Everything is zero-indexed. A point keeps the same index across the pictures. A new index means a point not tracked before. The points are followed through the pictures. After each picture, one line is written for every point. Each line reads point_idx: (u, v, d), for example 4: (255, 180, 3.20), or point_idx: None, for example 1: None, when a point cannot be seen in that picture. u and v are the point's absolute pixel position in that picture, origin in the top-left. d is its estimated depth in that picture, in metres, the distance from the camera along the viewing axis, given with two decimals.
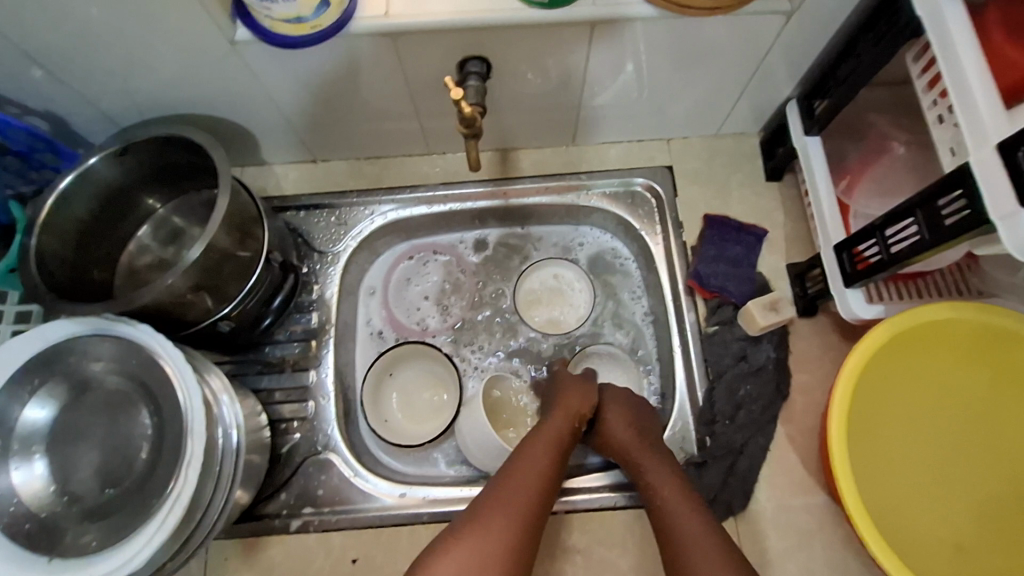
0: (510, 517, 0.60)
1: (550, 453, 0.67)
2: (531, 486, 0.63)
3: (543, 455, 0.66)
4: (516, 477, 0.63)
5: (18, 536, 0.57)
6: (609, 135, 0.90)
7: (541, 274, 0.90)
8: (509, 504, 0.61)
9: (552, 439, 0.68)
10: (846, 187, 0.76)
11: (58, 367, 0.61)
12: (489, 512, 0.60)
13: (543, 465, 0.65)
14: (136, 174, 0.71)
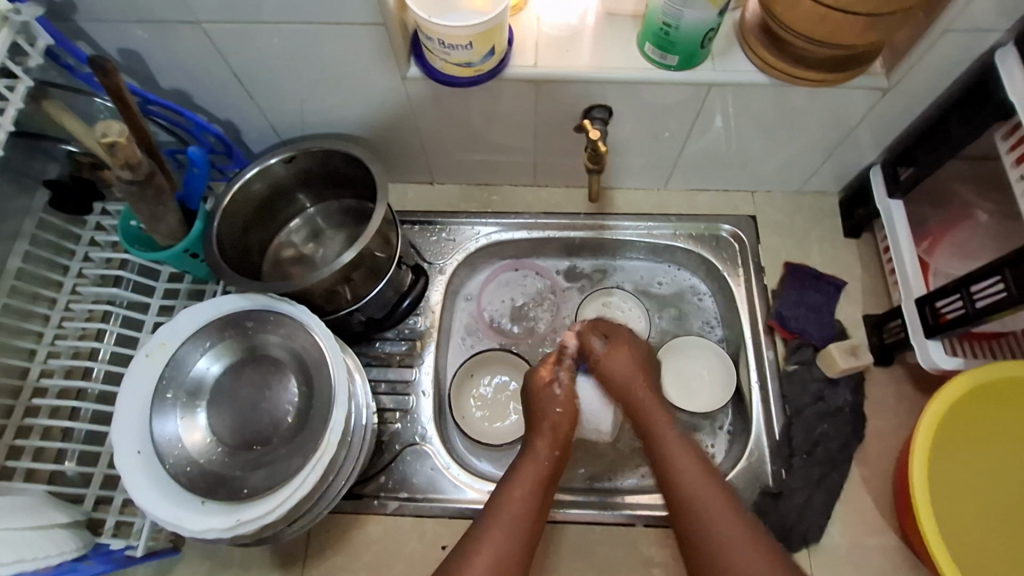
0: (513, 545, 0.62)
1: (542, 479, 0.68)
2: (529, 510, 0.65)
3: (535, 480, 0.68)
4: (512, 505, 0.65)
5: (181, 477, 0.65)
6: (698, 183, 0.99)
7: (594, 302, 0.96)
8: (510, 529, 0.63)
9: (541, 467, 0.69)
10: (927, 248, 0.82)
11: (226, 335, 0.71)
12: (490, 537, 0.62)
13: (536, 488, 0.67)
14: (297, 176, 0.83)
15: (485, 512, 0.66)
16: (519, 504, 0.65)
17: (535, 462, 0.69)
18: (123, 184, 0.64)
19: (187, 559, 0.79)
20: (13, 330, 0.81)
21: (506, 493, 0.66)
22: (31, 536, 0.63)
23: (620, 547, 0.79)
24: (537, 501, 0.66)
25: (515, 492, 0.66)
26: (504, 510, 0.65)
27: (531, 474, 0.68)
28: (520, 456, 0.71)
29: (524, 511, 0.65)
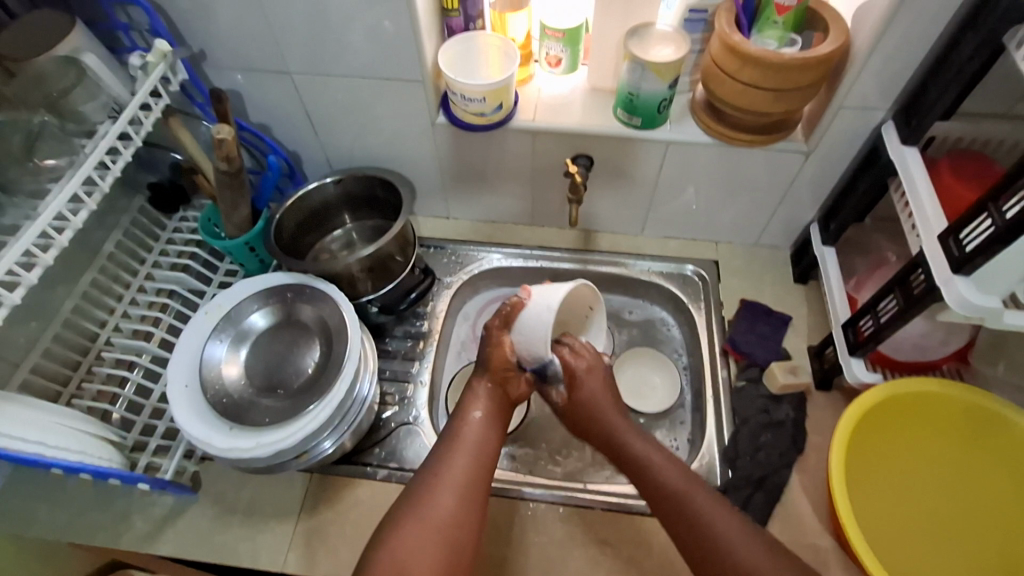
0: (469, 466, 0.70)
1: (494, 410, 0.79)
2: (483, 439, 0.74)
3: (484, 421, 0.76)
4: (467, 434, 0.74)
5: (217, 405, 0.80)
6: (669, 231, 1.17)
7: None
8: (467, 454, 0.72)
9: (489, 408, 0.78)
10: (855, 286, 0.97)
11: (273, 301, 0.89)
12: (451, 464, 0.70)
13: (489, 420, 0.77)
14: (343, 197, 1.05)
15: (440, 445, 0.73)
16: (470, 438, 0.74)
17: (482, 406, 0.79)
18: (220, 174, 0.85)
19: (200, 502, 0.91)
20: (95, 300, 1.00)
21: (462, 429, 0.75)
22: (89, 440, 0.79)
23: (577, 526, 0.88)
24: (489, 435, 0.75)
25: (467, 429, 0.75)
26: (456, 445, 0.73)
27: (485, 409, 0.79)
28: (464, 395, 0.81)
29: (477, 441, 0.74)
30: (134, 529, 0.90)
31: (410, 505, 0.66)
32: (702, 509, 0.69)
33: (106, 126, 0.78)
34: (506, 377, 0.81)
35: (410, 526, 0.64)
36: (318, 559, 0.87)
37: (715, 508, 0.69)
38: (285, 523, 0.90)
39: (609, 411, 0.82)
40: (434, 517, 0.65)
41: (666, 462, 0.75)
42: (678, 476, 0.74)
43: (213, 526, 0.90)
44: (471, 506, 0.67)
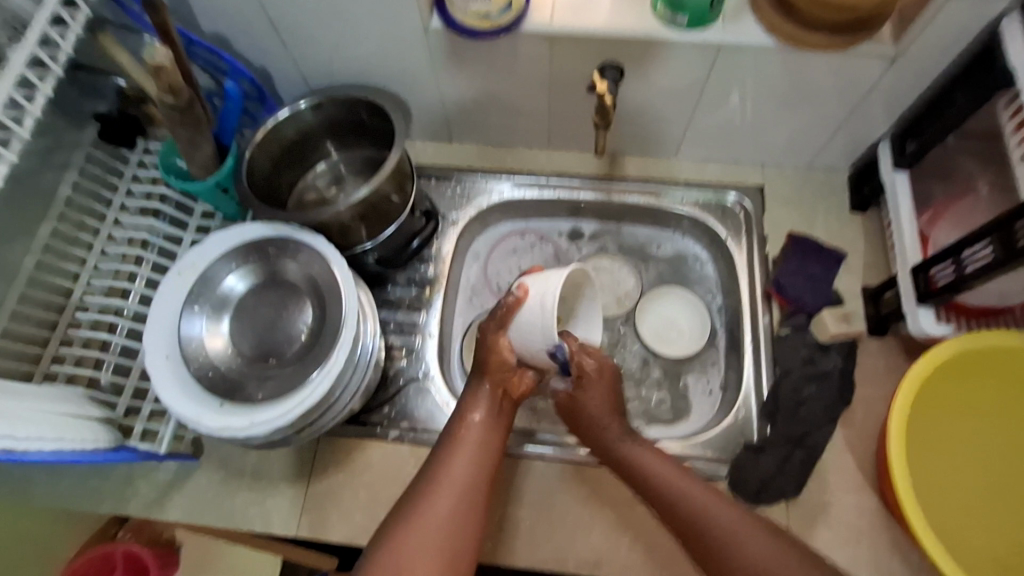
0: (471, 472, 0.68)
1: (497, 411, 0.74)
2: (485, 443, 0.70)
3: (483, 421, 0.72)
4: (467, 437, 0.71)
5: (202, 379, 0.72)
6: (707, 153, 1.00)
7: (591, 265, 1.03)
8: (469, 459, 0.68)
9: (490, 406, 0.74)
10: (928, 221, 0.84)
11: (252, 257, 0.77)
12: (449, 470, 0.67)
13: (491, 421, 0.73)
14: (325, 123, 0.89)
15: (440, 447, 0.70)
16: (472, 439, 0.70)
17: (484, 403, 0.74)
18: (166, 110, 0.70)
19: (203, 468, 0.87)
20: (61, 254, 0.89)
21: (461, 428, 0.71)
22: (70, 422, 0.71)
23: (603, 486, 0.83)
24: (490, 433, 0.72)
25: (468, 429, 0.71)
26: (456, 446, 0.70)
27: (487, 411, 0.73)
28: (464, 395, 0.76)
29: (478, 441, 0.70)
30: (140, 494, 0.86)
31: (406, 513, 0.63)
32: (696, 500, 0.67)
33: (11, 50, 0.62)
34: (506, 377, 0.75)
35: (407, 533, 0.62)
36: (333, 523, 0.83)
37: (719, 506, 0.65)
38: (294, 487, 0.85)
39: (597, 409, 0.77)
40: (431, 524, 0.62)
41: (663, 464, 0.71)
42: (668, 470, 0.70)
43: (221, 490, 0.86)
44: (470, 515, 0.65)
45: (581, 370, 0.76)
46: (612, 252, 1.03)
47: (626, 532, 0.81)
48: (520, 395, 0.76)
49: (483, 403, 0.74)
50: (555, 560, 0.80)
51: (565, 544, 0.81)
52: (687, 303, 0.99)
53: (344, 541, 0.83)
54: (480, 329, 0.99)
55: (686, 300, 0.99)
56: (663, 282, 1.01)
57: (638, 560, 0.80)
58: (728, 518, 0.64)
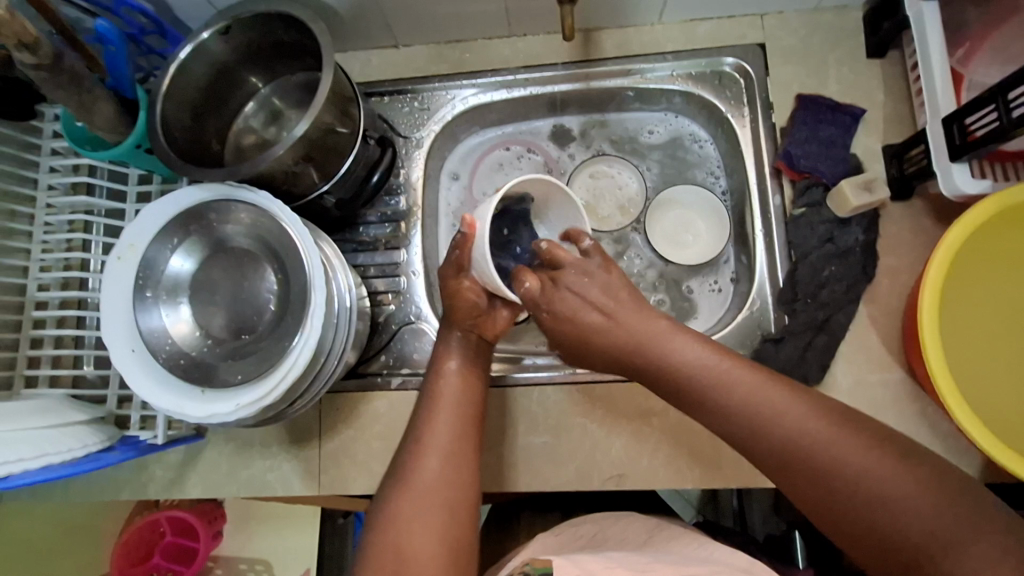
0: (455, 427, 0.65)
1: (476, 355, 0.71)
2: (464, 392, 0.67)
3: (462, 376, 0.69)
4: (446, 389, 0.67)
5: (176, 369, 0.67)
6: (697, 11, 0.85)
7: (583, 169, 0.92)
8: (448, 413, 0.65)
9: (467, 359, 0.70)
10: (963, 57, 0.72)
11: (195, 227, 0.70)
12: (432, 431, 0.64)
13: (469, 369, 0.70)
14: (240, 51, 0.76)
15: (421, 404, 0.67)
16: (452, 392, 0.67)
17: (463, 349, 0.71)
18: (32, 71, 0.60)
19: (211, 443, 0.85)
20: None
21: (438, 382, 0.68)
22: (53, 433, 0.68)
23: (618, 401, 0.81)
24: (468, 386, 0.68)
25: (447, 381, 0.68)
26: (439, 402, 0.66)
27: (461, 357, 0.70)
28: (436, 345, 0.72)
29: (460, 396, 0.67)
30: (156, 477, 0.85)
31: (400, 487, 0.61)
32: (770, 413, 0.55)
33: None
34: (477, 321, 0.71)
35: (404, 505, 0.60)
36: (352, 477, 0.82)
37: (806, 420, 0.54)
38: (307, 449, 0.84)
39: (599, 322, 0.62)
40: (423, 490, 0.60)
41: (699, 352, 0.59)
42: (738, 374, 0.58)
43: (234, 462, 0.84)
44: (461, 473, 0.62)
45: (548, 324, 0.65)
46: (606, 153, 0.92)
47: (647, 442, 0.79)
48: (497, 334, 0.72)
49: (460, 355, 0.70)
50: (579, 480, 0.79)
51: (587, 463, 0.79)
52: (689, 201, 0.90)
53: (366, 491, 0.82)
54: None
55: (688, 196, 0.90)
56: (660, 174, 0.91)
57: (662, 468, 0.78)
58: (796, 416, 0.55)
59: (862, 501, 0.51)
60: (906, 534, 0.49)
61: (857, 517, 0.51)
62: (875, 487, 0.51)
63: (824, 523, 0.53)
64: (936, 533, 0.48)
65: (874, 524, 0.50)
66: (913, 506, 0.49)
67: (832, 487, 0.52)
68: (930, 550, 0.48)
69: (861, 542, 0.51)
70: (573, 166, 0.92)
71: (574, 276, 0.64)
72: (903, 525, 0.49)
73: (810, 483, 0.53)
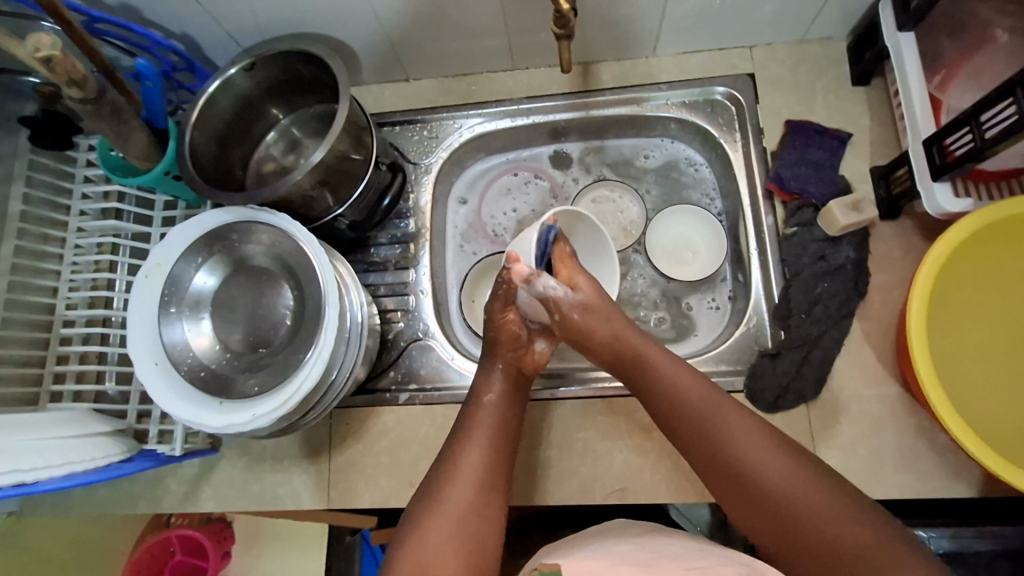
0: (491, 454, 0.67)
1: (515, 386, 0.73)
2: (502, 424, 0.70)
3: (497, 405, 0.71)
4: (483, 419, 0.69)
5: (196, 381, 0.70)
6: (689, 44, 0.90)
7: (585, 194, 0.96)
8: (484, 441, 0.67)
9: (506, 386, 0.73)
10: (940, 83, 0.76)
11: (219, 247, 0.74)
12: (466, 455, 0.66)
13: (507, 402, 0.71)
14: (263, 85, 0.82)
15: (458, 433, 0.69)
16: (489, 419, 0.70)
17: (506, 377, 0.73)
18: (77, 104, 0.66)
19: (225, 458, 0.87)
20: (31, 270, 0.83)
21: (476, 409, 0.71)
22: (78, 443, 0.71)
23: (619, 416, 0.83)
24: (505, 413, 0.71)
25: (485, 408, 0.70)
26: (474, 429, 0.69)
27: (499, 388, 0.72)
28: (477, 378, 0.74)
29: (494, 423, 0.69)
30: (171, 491, 0.88)
31: (427, 504, 0.63)
32: (727, 426, 0.63)
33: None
34: (518, 355, 0.74)
35: (432, 521, 0.61)
36: (361, 490, 0.84)
37: (753, 432, 0.62)
38: (318, 463, 0.86)
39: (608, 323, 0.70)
40: (455, 506, 0.62)
41: (675, 368, 0.67)
42: (700, 389, 0.66)
43: (247, 476, 0.87)
44: (492, 499, 0.64)
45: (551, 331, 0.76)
46: (606, 178, 0.96)
47: (648, 457, 0.81)
48: (536, 368, 0.75)
49: (494, 383, 0.72)
50: (582, 493, 0.81)
51: (590, 476, 0.81)
52: (689, 222, 0.94)
53: (374, 505, 0.84)
54: (476, 277, 0.95)
55: (687, 217, 0.94)
56: (658, 197, 0.95)
57: (664, 481, 0.80)
58: (751, 434, 0.62)
59: (797, 506, 0.57)
60: (825, 534, 0.56)
61: (791, 524, 0.57)
62: (813, 504, 0.57)
63: (756, 527, 0.60)
64: (855, 540, 0.55)
65: (805, 535, 0.57)
66: (841, 522, 0.56)
67: (768, 491, 0.59)
68: (845, 551, 0.55)
69: (792, 547, 0.58)
70: (577, 191, 0.97)
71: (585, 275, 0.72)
72: (831, 530, 0.56)
73: (752, 488, 0.60)
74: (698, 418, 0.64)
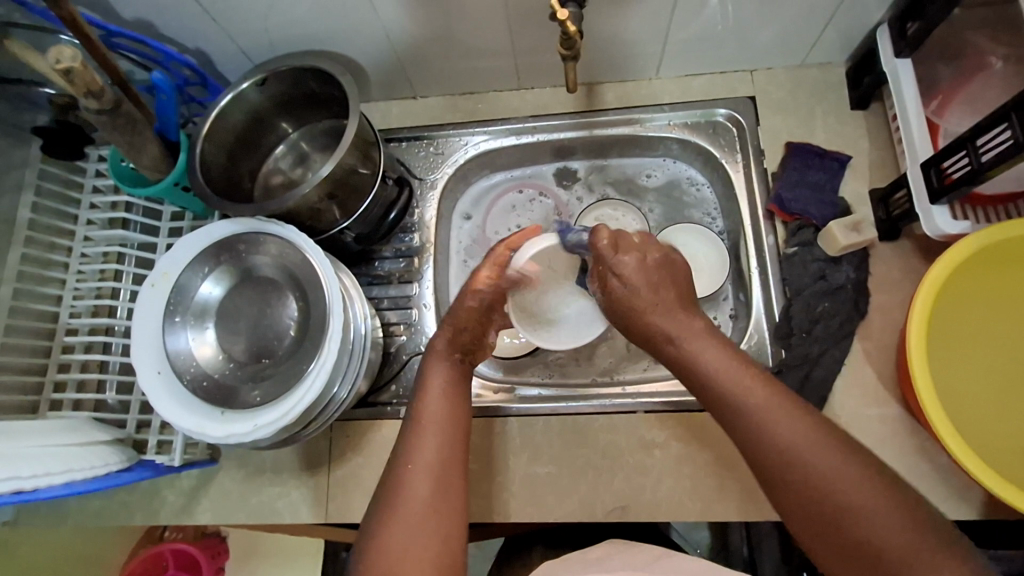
0: (444, 449, 0.64)
1: (456, 374, 0.70)
2: (448, 410, 0.66)
3: (443, 396, 0.67)
4: (431, 413, 0.66)
5: (199, 390, 0.71)
6: (692, 67, 0.92)
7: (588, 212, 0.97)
8: (436, 437, 0.64)
9: (450, 380, 0.69)
10: (937, 108, 0.78)
11: (225, 258, 0.75)
12: (418, 454, 0.63)
13: (454, 391, 0.68)
14: (274, 100, 0.83)
15: (406, 428, 0.66)
16: (436, 413, 0.66)
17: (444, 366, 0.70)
18: (92, 115, 0.67)
19: (224, 469, 0.87)
20: (36, 278, 0.84)
21: (420, 402, 0.67)
22: (77, 451, 0.71)
23: (621, 433, 0.82)
24: (453, 404, 0.67)
25: (432, 401, 0.67)
26: (423, 423, 0.65)
27: (444, 380, 0.69)
28: (423, 366, 0.71)
29: (441, 414, 0.66)
30: (168, 502, 0.87)
31: (385, 512, 0.60)
32: (760, 409, 0.55)
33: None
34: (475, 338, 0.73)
35: (388, 531, 0.58)
36: (359, 504, 0.84)
37: (792, 415, 0.54)
38: (317, 476, 0.86)
39: (649, 292, 0.61)
40: (410, 512, 0.59)
41: (719, 352, 0.59)
42: (731, 365, 0.58)
43: (245, 489, 0.86)
44: (450, 494, 0.61)
45: (615, 241, 0.62)
46: (608, 197, 0.98)
47: (650, 474, 0.80)
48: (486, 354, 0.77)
49: (435, 375, 0.69)
50: (582, 510, 0.80)
51: (590, 493, 0.81)
52: (693, 240, 0.93)
53: None
54: None
55: (692, 236, 0.93)
56: (660, 215, 0.96)
57: (665, 499, 0.79)
58: (777, 413, 0.55)
59: (837, 503, 0.51)
60: (864, 531, 0.50)
61: (832, 519, 0.51)
62: (859, 498, 0.50)
63: (794, 518, 0.53)
64: (890, 539, 0.49)
65: (845, 532, 0.51)
66: (885, 517, 0.50)
67: (808, 485, 0.52)
68: (872, 540, 0.50)
69: (828, 540, 0.52)
70: (580, 209, 0.98)
71: (637, 252, 0.62)
72: (869, 527, 0.50)
73: (787, 480, 0.53)
74: (738, 404, 0.56)
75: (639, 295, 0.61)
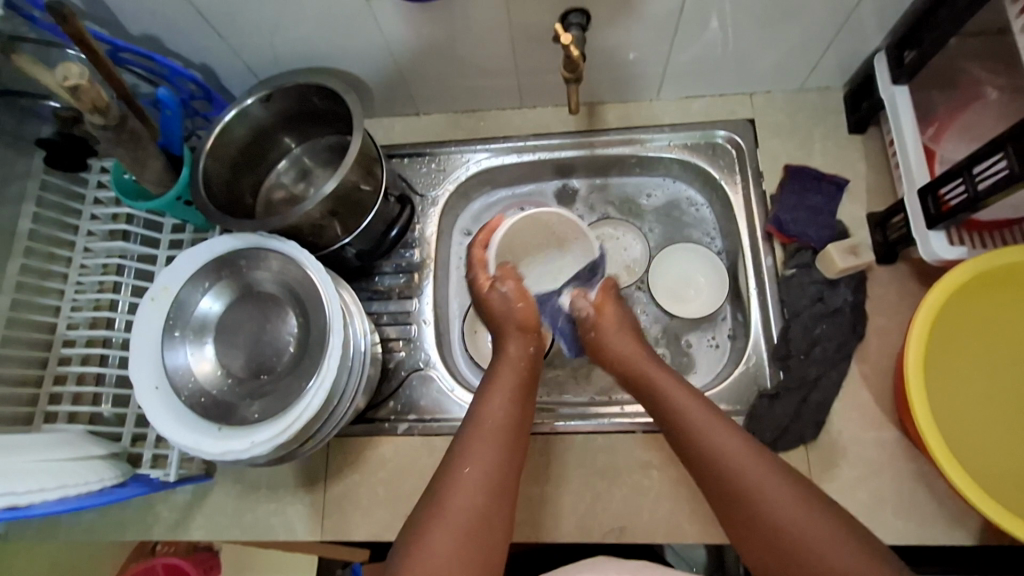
0: (500, 460, 0.64)
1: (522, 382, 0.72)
2: (508, 422, 0.67)
3: (506, 403, 0.69)
4: (491, 421, 0.67)
5: (196, 406, 0.70)
6: (692, 89, 0.93)
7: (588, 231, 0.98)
8: (494, 445, 0.65)
9: (510, 391, 0.70)
10: (934, 134, 0.79)
11: (227, 272, 0.75)
12: (471, 461, 0.63)
13: (513, 406, 0.69)
14: (277, 116, 0.84)
15: (464, 433, 0.66)
16: (497, 416, 0.67)
17: (510, 371, 0.73)
18: (98, 131, 0.67)
19: (219, 484, 0.86)
20: (35, 289, 0.83)
21: (481, 411, 0.68)
22: (72, 466, 0.71)
23: (619, 453, 0.82)
24: (516, 409, 0.69)
25: (492, 405, 0.68)
26: (483, 429, 0.66)
27: (508, 394, 0.70)
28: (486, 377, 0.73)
29: (505, 417, 0.68)
30: (162, 517, 0.86)
31: (432, 514, 0.59)
32: (717, 448, 0.64)
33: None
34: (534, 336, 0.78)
35: (432, 533, 0.57)
36: (355, 522, 0.83)
37: (748, 454, 0.62)
38: (313, 493, 0.85)
39: (624, 342, 0.77)
40: (456, 518, 0.58)
41: (690, 401, 0.68)
42: (702, 415, 0.67)
43: (240, 504, 0.85)
44: (501, 508, 0.61)
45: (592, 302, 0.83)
46: (609, 215, 0.98)
47: (647, 494, 0.80)
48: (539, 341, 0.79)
49: (502, 385, 0.71)
50: (579, 530, 0.80)
51: (587, 513, 0.80)
52: (688, 262, 0.95)
53: (368, 537, 0.83)
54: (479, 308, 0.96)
55: (688, 258, 0.95)
56: (660, 234, 0.97)
57: (662, 520, 0.79)
58: (741, 453, 0.63)
59: (793, 540, 0.57)
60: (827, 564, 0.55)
61: (794, 553, 0.56)
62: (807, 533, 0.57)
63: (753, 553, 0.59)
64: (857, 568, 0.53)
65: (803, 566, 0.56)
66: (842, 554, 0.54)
67: (767, 522, 0.58)
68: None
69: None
70: None
71: (620, 312, 0.82)
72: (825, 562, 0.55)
73: (748, 513, 0.60)
74: (703, 441, 0.65)
75: (618, 349, 0.77)
